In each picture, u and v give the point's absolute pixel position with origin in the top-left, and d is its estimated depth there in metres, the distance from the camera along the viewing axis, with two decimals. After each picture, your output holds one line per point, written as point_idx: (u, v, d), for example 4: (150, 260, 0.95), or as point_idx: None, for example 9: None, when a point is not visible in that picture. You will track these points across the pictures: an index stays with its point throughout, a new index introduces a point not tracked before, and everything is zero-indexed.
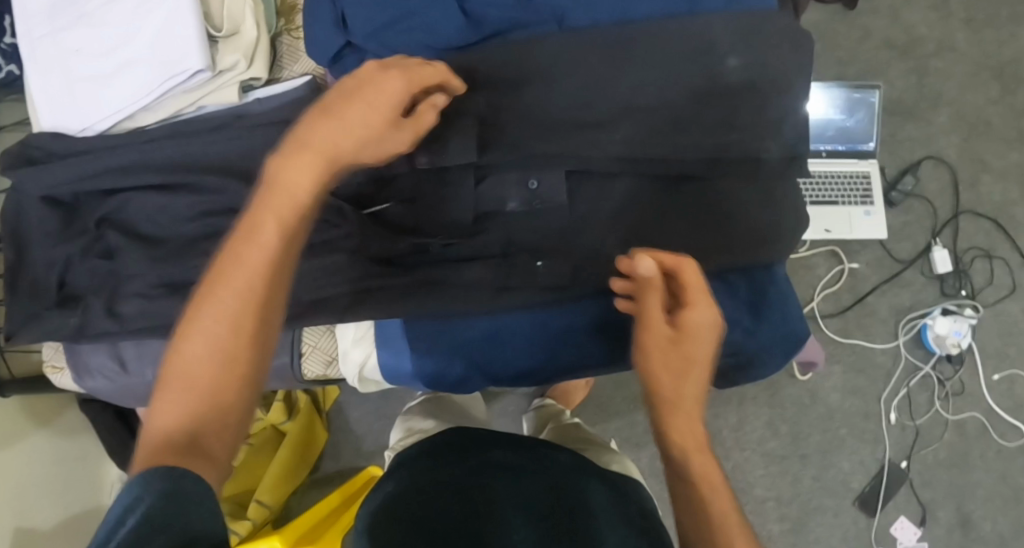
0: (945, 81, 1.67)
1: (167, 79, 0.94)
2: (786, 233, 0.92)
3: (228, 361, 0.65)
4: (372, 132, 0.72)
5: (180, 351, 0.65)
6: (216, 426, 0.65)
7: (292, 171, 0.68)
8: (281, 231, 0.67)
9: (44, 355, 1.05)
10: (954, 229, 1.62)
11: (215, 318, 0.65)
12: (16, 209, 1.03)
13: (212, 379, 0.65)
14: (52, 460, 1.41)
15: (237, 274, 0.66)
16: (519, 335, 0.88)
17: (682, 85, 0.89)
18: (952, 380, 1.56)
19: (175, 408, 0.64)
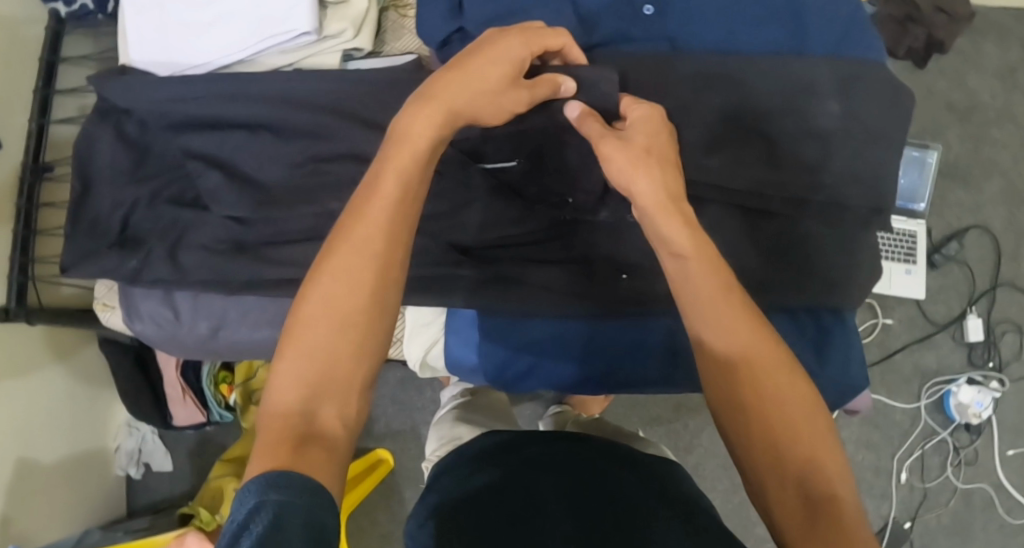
0: (1002, 151, 1.68)
1: (270, 37, 0.94)
2: (859, 285, 0.88)
3: (349, 332, 0.65)
4: (488, 95, 0.72)
5: (303, 321, 0.65)
6: (336, 397, 0.64)
7: (415, 126, 0.68)
8: (406, 189, 0.67)
9: (97, 294, 1.04)
10: (991, 300, 1.65)
11: (339, 286, 0.65)
12: (88, 142, 1.01)
13: (332, 346, 0.64)
14: (68, 396, 1.37)
15: (361, 238, 0.66)
16: (589, 341, 0.86)
17: (784, 123, 0.86)
18: (968, 449, 1.61)
19: (295, 377, 0.64)
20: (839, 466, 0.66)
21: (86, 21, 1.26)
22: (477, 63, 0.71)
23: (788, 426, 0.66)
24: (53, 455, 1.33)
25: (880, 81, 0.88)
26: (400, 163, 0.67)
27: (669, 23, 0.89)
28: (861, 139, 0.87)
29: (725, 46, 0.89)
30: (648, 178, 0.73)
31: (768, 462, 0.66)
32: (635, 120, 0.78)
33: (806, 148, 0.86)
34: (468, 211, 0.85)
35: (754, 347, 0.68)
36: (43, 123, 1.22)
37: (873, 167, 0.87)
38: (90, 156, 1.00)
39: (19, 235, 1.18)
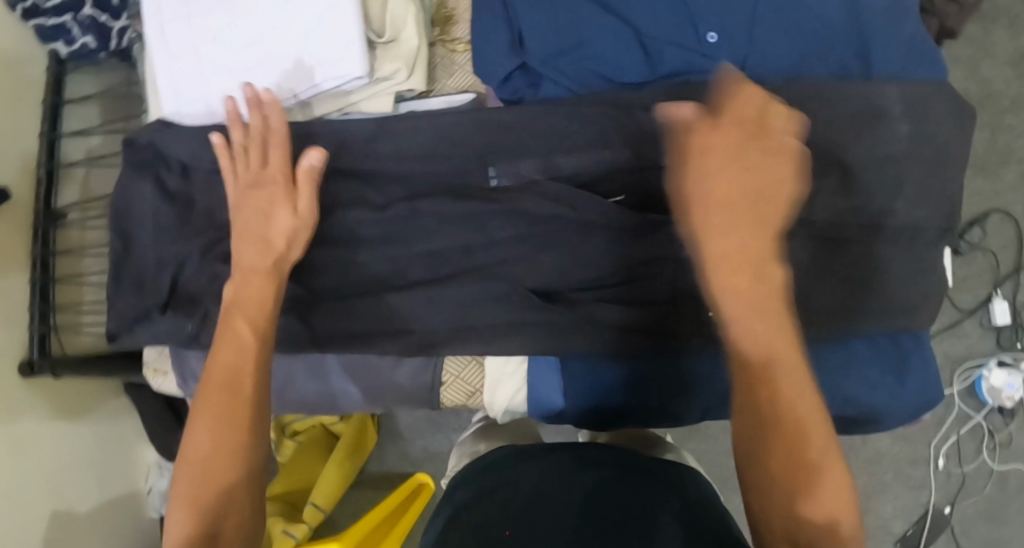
0: (1019, 137, 1.69)
1: (318, 83, 0.89)
2: (930, 305, 0.90)
3: (232, 462, 0.74)
4: (269, 244, 0.83)
5: (184, 468, 0.75)
6: (226, 518, 0.73)
7: (252, 290, 0.81)
8: (250, 327, 0.79)
9: (146, 358, 1.02)
10: (1016, 282, 1.67)
11: (210, 428, 0.75)
12: (125, 204, 1.00)
13: (207, 482, 0.73)
14: (94, 440, 1.31)
15: (216, 385, 0.76)
16: (671, 375, 0.87)
17: (854, 150, 0.87)
18: (1002, 431, 1.65)
19: (184, 518, 0.73)
20: (846, 499, 0.69)
21: (93, 62, 1.22)
22: (259, 212, 0.83)
23: (801, 454, 0.69)
24: (86, 503, 1.26)
25: (945, 101, 0.88)
26: (248, 308, 0.80)
27: (734, 48, 0.88)
28: (931, 157, 0.88)
29: (790, 72, 0.89)
30: (717, 236, 0.72)
31: (781, 481, 0.69)
32: (689, 137, 0.74)
33: (879, 171, 0.87)
34: (549, 256, 0.85)
35: (778, 381, 0.70)
36: (52, 168, 1.15)
37: (945, 187, 0.89)
38: (129, 212, 1.00)
39: (36, 284, 1.14)
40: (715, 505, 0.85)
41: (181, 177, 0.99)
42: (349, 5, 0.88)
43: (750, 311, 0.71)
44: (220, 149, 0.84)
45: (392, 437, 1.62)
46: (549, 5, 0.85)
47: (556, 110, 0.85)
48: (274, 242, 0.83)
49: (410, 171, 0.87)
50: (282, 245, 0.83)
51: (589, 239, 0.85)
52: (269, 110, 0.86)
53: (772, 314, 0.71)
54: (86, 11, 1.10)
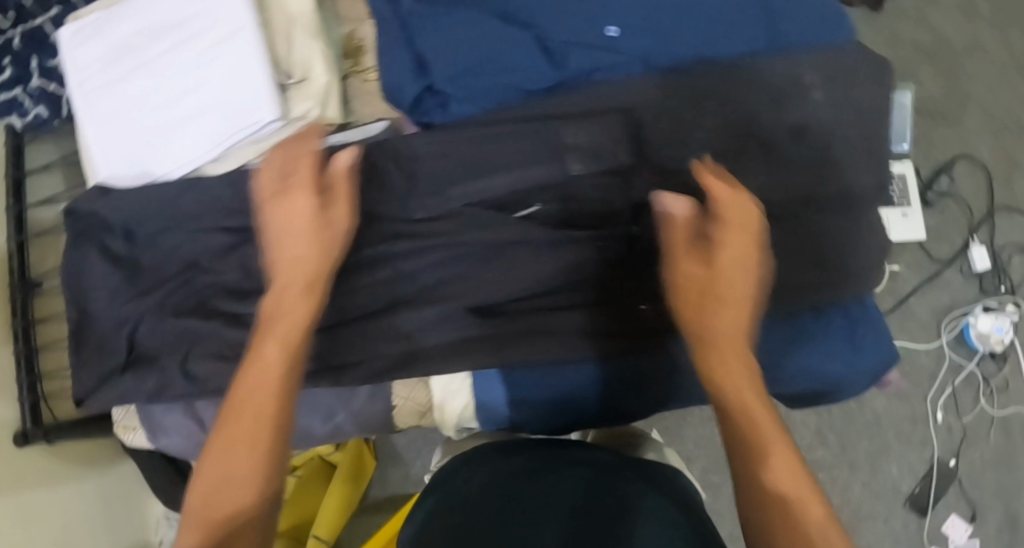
0: (976, 82, 1.69)
1: (236, 132, 0.92)
2: (875, 268, 0.89)
3: (253, 469, 0.70)
4: (309, 255, 0.79)
5: (205, 470, 0.70)
6: (240, 538, 0.67)
7: (296, 287, 0.78)
8: (291, 324, 0.76)
9: (115, 417, 1.04)
10: (991, 226, 1.66)
11: (237, 426, 0.71)
12: (77, 269, 1.01)
13: (224, 498, 0.68)
14: (99, 494, 1.29)
15: (250, 385, 0.73)
16: (619, 372, 0.87)
17: (772, 121, 0.87)
18: (996, 377, 1.63)
19: (199, 527, 0.68)
20: (808, 490, 0.68)
21: (45, 131, 1.24)
22: (298, 202, 0.78)
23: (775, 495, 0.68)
24: None
25: (856, 62, 0.88)
26: (287, 304, 0.77)
27: (639, 39, 0.88)
28: (855, 119, 0.88)
29: (705, 56, 0.89)
30: (718, 313, 0.74)
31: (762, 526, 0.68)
32: (711, 224, 0.77)
33: (805, 142, 0.87)
34: (480, 270, 0.85)
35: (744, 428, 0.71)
36: (22, 239, 1.19)
37: (875, 146, 0.88)
38: (83, 279, 1.00)
39: (21, 354, 1.16)
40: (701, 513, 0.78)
41: (125, 238, 1.00)
42: (256, 51, 0.91)
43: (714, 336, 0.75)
44: (262, 165, 0.80)
45: (391, 459, 1.64)
46: (450, 23, 0.86)
47: (470, 127, 0.87)
48: (331, 239, 0.80)
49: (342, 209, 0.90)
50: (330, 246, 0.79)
51: (517, 248, 0.85)
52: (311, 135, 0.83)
53: (738, 362, 0.73)
54: (33, 82, 1.11)
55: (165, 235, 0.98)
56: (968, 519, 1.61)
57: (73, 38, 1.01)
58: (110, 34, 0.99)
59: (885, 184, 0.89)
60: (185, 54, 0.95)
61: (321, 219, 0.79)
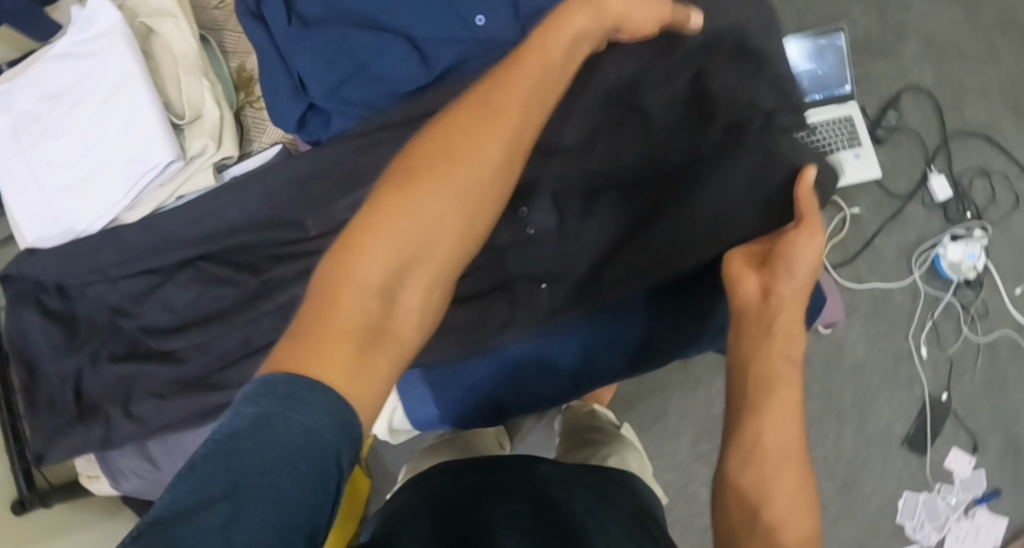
0: (908, 10, 1.70)
1: (141, 177, 0.95)
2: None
3: (456, 223, 0.61)
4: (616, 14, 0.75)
5: (400, 191, 0.60)
6: (418, 291, 0.59)
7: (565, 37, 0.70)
8: (545, 79, 0.67)
9: (78, 468, 1.07)
10: (947, 154, 1.64)
11: (453, 162, 0.62)
12: (20, 330, 1.04)
13: (423, 232, 0.59)
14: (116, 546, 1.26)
15: (488, 127, 0.63)
16: (526, 357, 0.90)
17: (649, 84, 0.89)
18: (976, 303, 1.61)
19: (376, 256, 0.58)
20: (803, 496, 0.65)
21: None
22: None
23: (769, 458, 0.66)
24: None
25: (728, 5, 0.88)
26: (549, 48, 0.69)
27: (506, 25, 0.88)
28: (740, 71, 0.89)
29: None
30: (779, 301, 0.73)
31: (734, 473, 0.67)
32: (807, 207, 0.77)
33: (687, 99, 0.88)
34: None
35: (782, 366, 0.70)
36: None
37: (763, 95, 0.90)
38: (26, 342, 1.03)
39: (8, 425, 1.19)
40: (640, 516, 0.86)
41: (62, 296, 1.03)
42: (147, 95, 0.93)
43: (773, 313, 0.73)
44: None
45: (383, 476, 1.65)
46: (315, 37, 0.88)
47: (351, 139, 0.90)
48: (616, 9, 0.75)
49: (258, 236, 0.95)
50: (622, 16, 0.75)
51: None
52: None
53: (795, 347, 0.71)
54: None
55: (97, 287, 1.01)
56: (970, 451, 1.59)
57: None
58: (13, 104, 1.03)
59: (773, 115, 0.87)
60: (87, 111, 0.99)
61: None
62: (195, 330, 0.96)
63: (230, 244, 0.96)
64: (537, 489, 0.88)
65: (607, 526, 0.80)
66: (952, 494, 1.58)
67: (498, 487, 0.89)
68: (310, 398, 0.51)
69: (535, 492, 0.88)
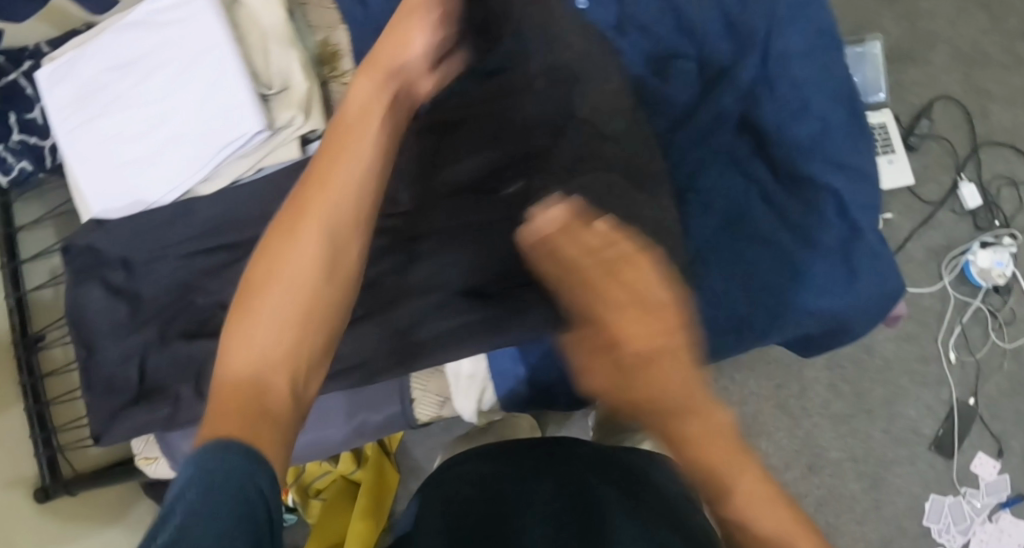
0: (936, 20, 1.69)
1: (223, 147, 0.93)
2: (862, 214, 0.91)
3: (325, 304, 0.71)
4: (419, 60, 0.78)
5: (259, 293, 0.68)
6: (288, 375, 0.67)
7: (364, 110, 0.76)
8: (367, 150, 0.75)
9: (135, 450, 1.04)
10: (976, 162, 1.64)
11: (290, 254, 0.70)
12: (76, 306, 0.99)
13: (288, 321, 0.68)
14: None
15: (311, 213, 0.71)
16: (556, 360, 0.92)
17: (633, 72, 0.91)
18: (1003, 309, 1.57)
19: (249, 353, 0.66)
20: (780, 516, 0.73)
21: (32, 188, 1.30)
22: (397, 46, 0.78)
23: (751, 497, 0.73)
24: None
25: None
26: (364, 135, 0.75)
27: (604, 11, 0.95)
28: (819, 73, 0.91)
29: (683, 37, 0.95)
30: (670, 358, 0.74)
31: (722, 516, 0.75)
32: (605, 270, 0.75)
33: (781, 89, 0.91)
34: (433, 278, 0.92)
35: (693, 401, 0.75)
36: (19, 295, 1.24)
37: (840, 94, 0.92)
38: (83, 320, 0.99)
39: (31, 410, 1.21)
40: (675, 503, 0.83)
41: (124, 270, 0.99)
42: (236, 64, 0.92)
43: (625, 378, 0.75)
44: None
45: (413, 471, 1.62)
46: None
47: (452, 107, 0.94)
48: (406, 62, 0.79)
49: None
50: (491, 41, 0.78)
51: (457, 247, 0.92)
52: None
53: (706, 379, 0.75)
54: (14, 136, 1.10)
55: (165, 261, 0.98)
56: (995, 454, 1.52)
57: (48, 78, 1.00)
58: (77, 72, 0.99)
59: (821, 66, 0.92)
60: (161, 80, 0.96)
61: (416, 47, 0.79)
62: None
63: None
64: (566, 480, 0.84)
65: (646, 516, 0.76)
66: (977, 498, 1.51)
67: (528, 482, 0.84)
68: (212, 462, 0.56)
69: (565, 482, 0.84)
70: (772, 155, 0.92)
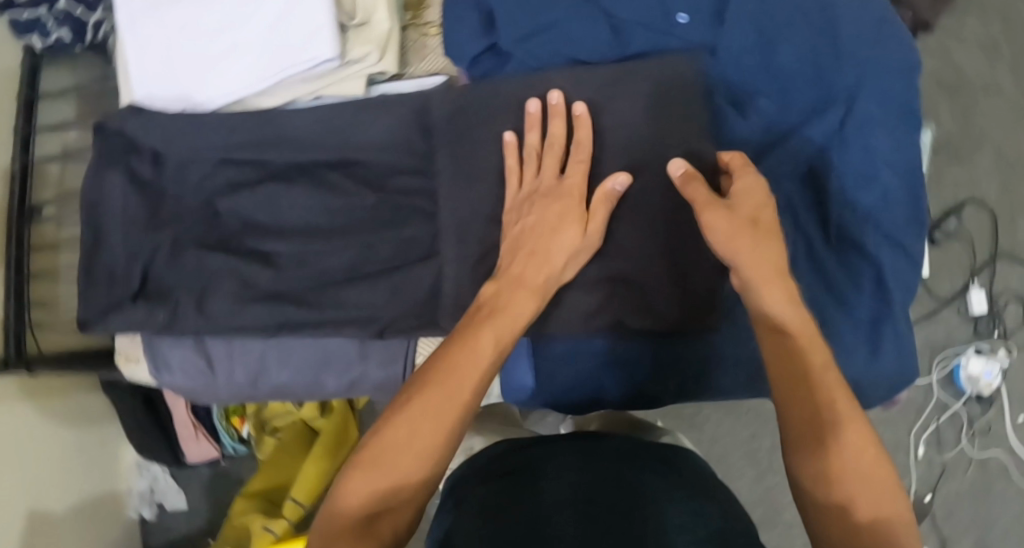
0: (993, 125, 1.60)
1: (290, 67, 0.92)
2: (898, 292, 0.93)
3: (432, 454, 0.71)
4: (561, 228, 0.83)
5: (379, 438, 0.71)
6: (390, 511, 0.70)
7: (520, 275, 0.81)
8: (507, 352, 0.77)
9: (119, 346, 1.00)
10: (992, 271, 1.57)
11: (417, 435, 0.70)
12: (94, 189, 0.96)
13: (402, 461, 0.70)
14: (75, 446, 1.44)
15: (435, 403, 0.72)
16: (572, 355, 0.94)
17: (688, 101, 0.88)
18: (981, 419, 1.53)
19: (361, 485, 0.70)
20: (884, 489, 0.68)
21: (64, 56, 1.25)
22: (528, 207, 0.85)
23: (840, 469, 0.69)
24: (66, 505, 1.40)
25: (899, 63, 0.93)
26: (500, 327, 0.77)
27: (704, 32, 0.94)
28: (895, 144, 0.93)
29: (771, 77, 0.94)
30: (778, 289, 0.76)
31: (813, 494, 0.70)
32: (747, 196, 0.81)
33: (853, 153, 0.92)
34: (463, 254, 0.89)
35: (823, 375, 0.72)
36: (26, 161, 1.21)
37: (904, 170, 0.94)
38: (99, 204, 0.96)
39: (12, 283, 1.18)
40: (731, 515, 0.77)
41: (154, 163, 0.96)
42: None
43: (794, 356, 0.73)
44: (512, 149, 0.87)
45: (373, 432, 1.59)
46: None
47: (520, 80, 0.91)
48: (553, 258, 0.82)
49: (390, 160, 0.94)
50: (592, 230, 0.85)
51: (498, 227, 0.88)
52: (580, 126, 0.87)
53: (822, 358, 0.73)
54: None
55: (199, 167, 0.96)
56: None
57: None
58: None
59: (894, 134, 0.93)
60: None
61: (572, 200, 0.84)
62: (297, 238, 0.93)
63: (365, 159, 0.94)
64: (597, 472, 0.80)
65: (670, 515, 0.73)
66: None
67: (557, 463, 0.82)
68: None
69: (598, 475, 0.79)
70: (828, 213, 0.93)
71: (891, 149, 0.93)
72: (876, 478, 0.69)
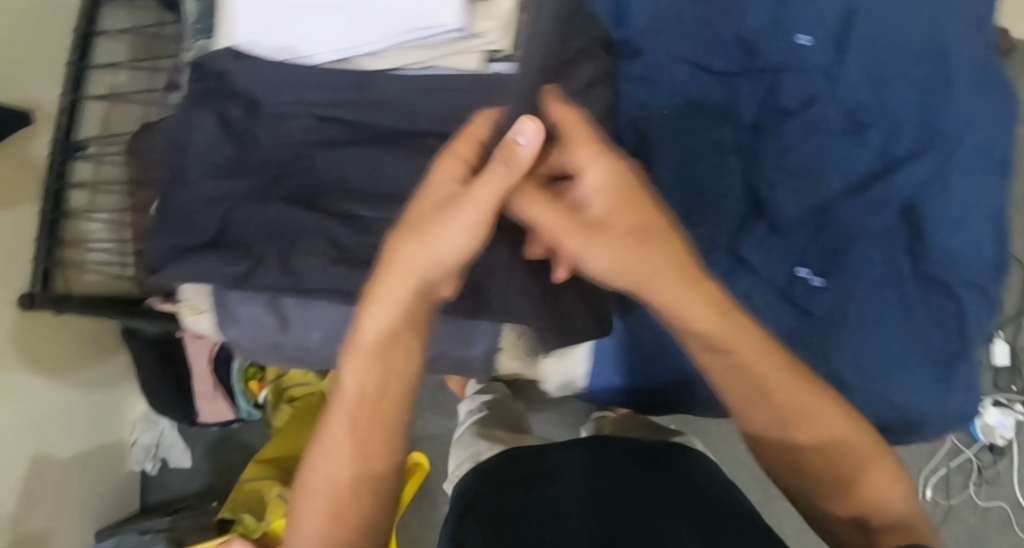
0: None
1: (407, 29, 0.91)
2: (977, 334, 0.93)
3: (335, 486, 0.76)
4: (422, 232, 0.70)
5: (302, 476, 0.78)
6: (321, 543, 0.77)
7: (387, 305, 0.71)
8: (371, 372, 0.73)
9: (184, 295, 0.98)
10: None
11: (317, 474, 0.77)
12: (183, 129, 0.93)
13: (313, 496, 0.77)
14: (83, 393, 1.38)
15: (327, 442, 0.76)
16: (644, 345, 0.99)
17: None
18: (990, 469, 1.47)
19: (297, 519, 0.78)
20: (900, 503, 0.77)
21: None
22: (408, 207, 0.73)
23: (862, 497, 0.77)
24: (68, 453, 1.35)
25: (1005, 110, 0.93)
26: (363, 358, 0.72)
27: (827, 55, 0.94)
28: (990, 190, 0.93)
29: (881, 109, 0.94)
30: (683, 305, 0.71)
31: (838, 516, 0.78)
32: (620, 192, 0.69)
33: (956, 190, 0.93)
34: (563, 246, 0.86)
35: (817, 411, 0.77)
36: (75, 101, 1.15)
37: (995, 217, 0.94)
38: (185, 145, 0.92)
39: (46, 219, 1.14)
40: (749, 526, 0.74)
41: (247, 110, 0.93)
42: None
43: (768, 391, 0.76)
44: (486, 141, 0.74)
45: None
46: None
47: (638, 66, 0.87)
48: (414, 276, 0.70)
49: None
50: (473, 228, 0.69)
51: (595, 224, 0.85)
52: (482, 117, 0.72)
53: (812, 395, 0.77)
54: None
55: (295, 120, 0.93)
56: None
57: None
58: None
59: (991, 178, 0.93)
60: None
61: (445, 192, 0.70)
62: (392, 203, 0.90)
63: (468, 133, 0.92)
64: (598, 476, 0.79)
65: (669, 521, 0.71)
66: None
67: (559, 469, 0.81)
68: None
69: (599, 478, 0.79)
70: (920, 249, 0.94)
71: (988, 192, 0.93)
72: (900, 496, 0.78)
